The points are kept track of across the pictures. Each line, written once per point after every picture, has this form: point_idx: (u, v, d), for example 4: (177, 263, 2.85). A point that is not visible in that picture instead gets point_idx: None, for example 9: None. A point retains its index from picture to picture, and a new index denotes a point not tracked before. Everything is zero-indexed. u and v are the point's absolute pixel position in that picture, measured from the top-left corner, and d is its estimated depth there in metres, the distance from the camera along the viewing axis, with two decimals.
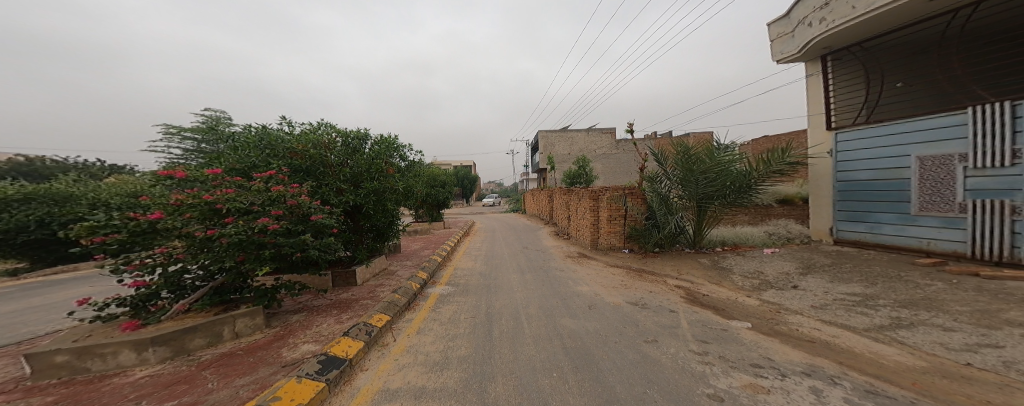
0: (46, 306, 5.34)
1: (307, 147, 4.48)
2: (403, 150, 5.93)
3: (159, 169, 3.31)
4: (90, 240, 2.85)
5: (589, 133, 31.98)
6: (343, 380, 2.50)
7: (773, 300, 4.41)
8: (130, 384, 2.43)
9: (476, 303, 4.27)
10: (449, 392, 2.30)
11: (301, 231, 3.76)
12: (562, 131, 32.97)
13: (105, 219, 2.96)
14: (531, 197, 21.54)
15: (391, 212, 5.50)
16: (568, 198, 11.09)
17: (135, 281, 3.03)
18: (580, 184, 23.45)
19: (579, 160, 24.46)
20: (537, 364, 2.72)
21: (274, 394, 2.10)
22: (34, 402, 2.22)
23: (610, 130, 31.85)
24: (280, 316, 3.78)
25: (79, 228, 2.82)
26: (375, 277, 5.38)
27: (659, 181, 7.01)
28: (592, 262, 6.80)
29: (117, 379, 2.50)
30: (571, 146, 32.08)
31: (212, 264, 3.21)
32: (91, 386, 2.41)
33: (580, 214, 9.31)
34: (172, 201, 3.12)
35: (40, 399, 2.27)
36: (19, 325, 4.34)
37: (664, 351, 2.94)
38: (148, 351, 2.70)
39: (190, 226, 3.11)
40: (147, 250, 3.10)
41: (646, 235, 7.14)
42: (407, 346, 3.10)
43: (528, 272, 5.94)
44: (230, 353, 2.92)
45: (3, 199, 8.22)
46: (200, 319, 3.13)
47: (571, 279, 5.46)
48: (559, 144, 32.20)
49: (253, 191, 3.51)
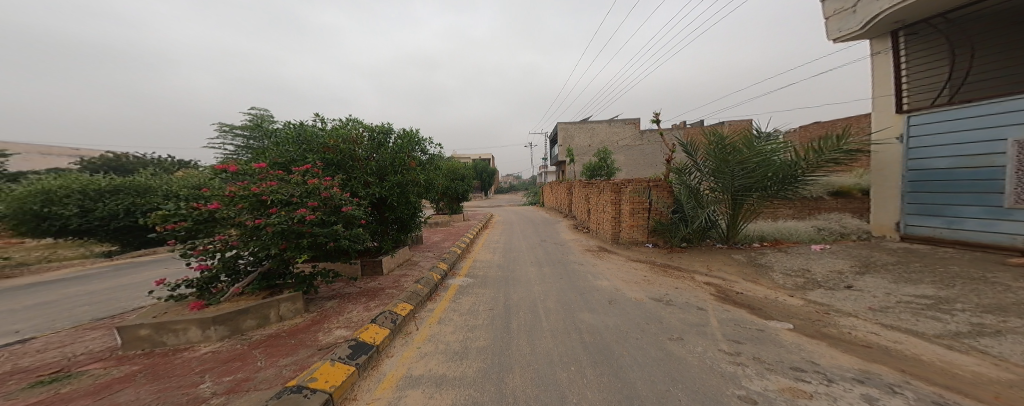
0: (131, 285, 6.18)
1: (338, 142, 4.74)
2: (424, 143, 6.07)
3: (216, 163, 3.70)
4: (163, 227, 3.28)
5: (612, 124, 30.92)
6: (371, 365, 2.68)
7: (821, 300, 4.08)
8: (196, 358, 2.78)
9: (494, 295, 4.36)
10: (469, 381, 2.40)
11: (334, 222, 4.03)
12: (583, 122, 32.16)
13: (175, 209, 3.39)
14: (551, 190, 21.22)
15: (413, 204, 5.68)
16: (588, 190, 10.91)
17: (200, 264, 3.43)
18: (600, 175, 22.87)
19: (601, 152, 23.10)
20: (555, 357, 2.76)
21: (311, 375, 2.30)
22: (124, 370, 2.60)
23: (635, 121, 30.59)
24: (317, 302, 4.10)
25: (155, 216, 3.27)
26: (399, 267, 5.63)
27: (688, 172, 6.70)
28: (613, 256, 6.65)
29: (186, 353, 2.87)
30: (593, 138, 31.28)
31: (260, 251, 3.53)
32: (166, 358, 2.79)
33: (600, 207, 9.09)
34: (227, 193, 3.47)
35: (128, 367, 2.66)
36: (111, 301, 5.07)
37: (690, 350, 2.84)
38: (210, 329, 3.07)
39: (242, 215, 3.45)
40: (208, 237, 3.49)
41: (673, 230, 6.84)
42: (429, 335, 3.25)
43: (546, 265, 5.94)
44: (276, 334, 3.23)
45: (97, 190, 9.56)
46: (251, 301, 3.48)
47: (591, 273, 5.40)
48: (581, 136, 31.42)
49: (292, 184, 3.82)
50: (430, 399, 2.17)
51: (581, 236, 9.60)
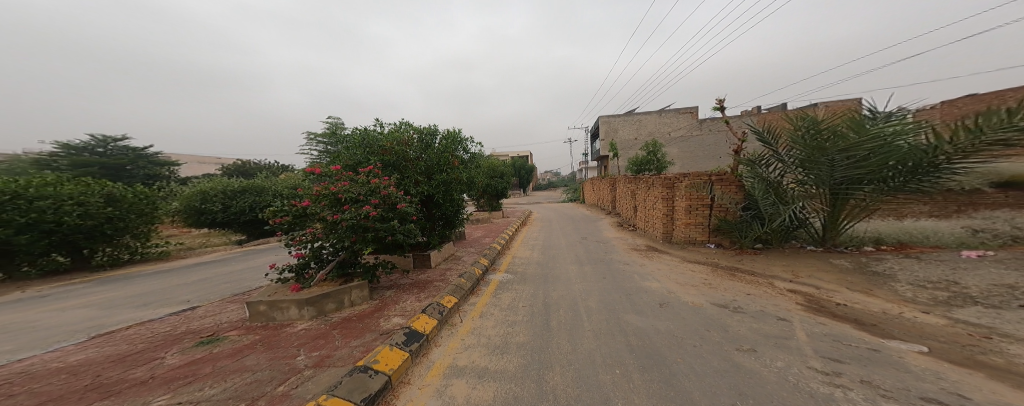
0: (250, 269, 7.60)
1: (394, 144, 5.16)
2: (467, 142, 6.31)
3: (305, 167, 4.36)
4: (274, 220, 4.01)
5: (661, 115, 28.25)
6: (421, 353, 2.89)
7: (968, 319, 3.16)
8: (295, 333, 3.30)
9: (534, 292, 4.34)
10: (510, 375, 2.43)
11: (391, 218, 4.40)
12: (627, 114, 30.04)
13: (281, 206, 4.11)
14: (592, 186, 20.18)
15: (457, 201, 5.92)
16: (634, 187, 10.25)
17: (298, 252, 4.08)
18: (647, 171, 21.05)
19: (650, 144, 21.22)
20: (598, 358, 2.64)
21: (374, 358, 2.56)
22: (248, 338, 3.21)
23: (693, 111, 27.52)
24: (379, 291, 4.53)
25: (269, 212, 4.00)
26: (445, 261, 5.93)
27: (765, 164, 5.91)
28: (665, 256, 6.09)
29: (288, 328, 3.42)
30: (638, 130, 28.93)
31: (337, 242, 4.03)
32: (276, 331, 3.36)
33: (648, 204, 8.44)
34: (313, 192, 4.05)
35: (251, 336, 3.27)
36: (238, 280, 6.31)
37: (767, 363, 2.47)
38: (304, 309, 3.62)
39: (324, 211, 3.98)
40: (302, 229, 4.12)
41: (744, 229, 6.05)
42: (472, 328, 3.36)
43: (588, 264, 5.72)
44: (349, 318, 3.66)
45: (232, 191, 11.96)
46: (329, 287, 3.98)
47: (638, 273, 5.02)
48: (627, 128, 29.42)
49: (360, 184, 4.28)
50: (473, 390, 2.26)
51: (628, 235, 8.98)
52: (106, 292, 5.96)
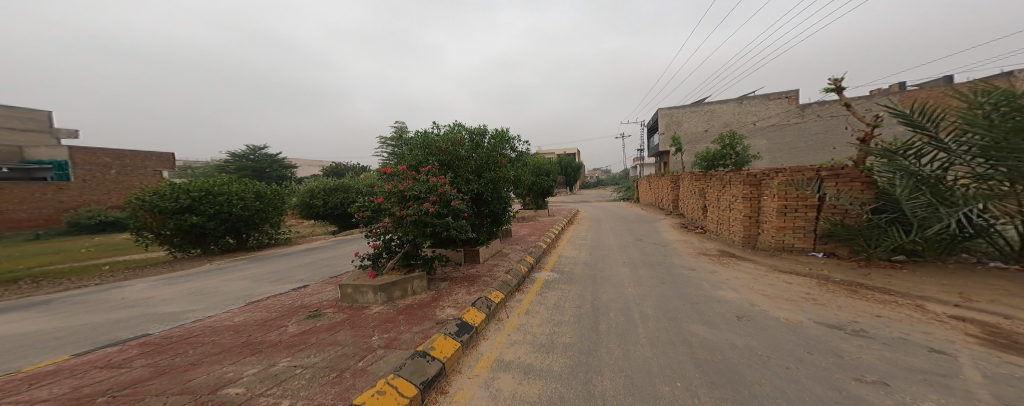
0: (337, 256, 8.77)
1: (448, 145, 5.41)
2: (513, 142, 6.42)
3: (381, 168, 4.90)
4: (360, 214, 4.64)
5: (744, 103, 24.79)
6: (470, 344, 2.99)
7: None
8: (371, 315, 3.69)
9: (582, 293, 4.17)
10: (557, 375, 2.37)
11: (446, 215, 4.64)
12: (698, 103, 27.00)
13: (363, 202, 4.69)
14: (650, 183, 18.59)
15: (504, 199, 6.03)
16: (704, 185, 9.21)
17: (375, 243, 4.59)
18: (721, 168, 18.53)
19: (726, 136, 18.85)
20: (655, 368, 2.41)
21: (431, 345, 2.71)
22: (338, 316, 3.68)
23: (785, 96, 23.52)
24: (436, 282, 4.81)
25: (354, 207, 4.60)
26: (491, 257, 6.05)
27: (921, 153, 4.76)
28: (740, 263, 5.33)
29: (366, 310, 3.84)
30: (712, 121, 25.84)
31: (403, 236, 4.41)
32: (358, 312, 3.80)
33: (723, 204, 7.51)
34: (386, 190, 4.52)
35: (340, 314, 3.75)
36: (329, 265, 7.31)
37: (894, 395, 1.92)
38: (378, 294, 4.03)
39: (393, 208, 4.41)
40: (376, 223, 4.63)
41: (877, 239, 4.78)
42: (518, 324, 3.37)
43: (644, 267, 5.30)
44: (411, 306, 3.96)
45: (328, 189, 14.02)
46: (396, 275, 4.35)
47: (706, 281, 4.48)
48: (693, 120, 26.59)
49: (421, 182, 4.61)
50: (519, 385, 2.26)
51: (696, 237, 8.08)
52: (249, 268, 7.48)
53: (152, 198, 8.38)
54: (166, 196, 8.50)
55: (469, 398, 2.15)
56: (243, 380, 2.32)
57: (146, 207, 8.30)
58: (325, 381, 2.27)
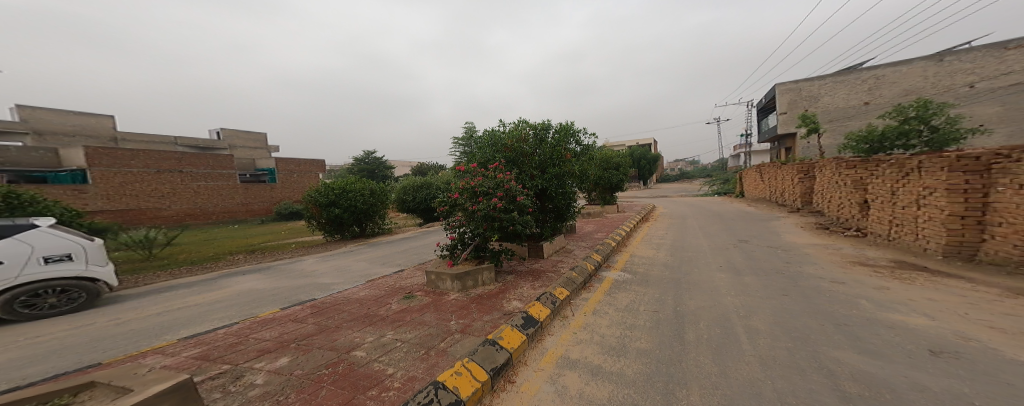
0: (421, 246, 9.68)
1: (513, 141, 5.50)
2: (579, 135, 6.25)
3: (455, 166, 5.20)
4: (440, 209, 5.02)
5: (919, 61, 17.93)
6: (536, 338, 3.00)
7: None
8: (449, 301, 3.98)
9: (658, 296, 3.84)
10: (628, 380, 2.23)
11: (512, 210, 4.74)
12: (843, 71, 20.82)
13: (440, 198, 5.06)
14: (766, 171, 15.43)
15: (569, 193, 5.92)
16: (863, 175, 7.11)
17: (451, 236, 4.92)
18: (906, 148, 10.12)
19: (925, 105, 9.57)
20: (751, 383, 2.09)
21: (498, 335, 2.79)
22: (426, 299, 4.06)
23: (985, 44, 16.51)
24: (502, 275, 4.95)
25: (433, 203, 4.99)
26: (556, 253, 5.97)
27: None
28: (870, 272, 4.24)
29: (446, 296, 4.15)
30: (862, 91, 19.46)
31: (473, 230, 4.63)
32: (440, 297, 4.14)
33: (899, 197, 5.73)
34: (458, 186, 4.79)
35: (427, 298, 4.12)
36: (414, 253, 8.14)
37: None
38: (457, 282, 4.31)
39: (464, 203, 4.64)
40: (451, 217, 4.95)
41: None
42: (584, 323, 3.28)
43: (733, 273, 4.61)
44: (481, 296, 4.15)
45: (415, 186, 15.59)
46: (470, 265, 4.61)
47: (820, 292, 3.69)
48: (840, 92, 20.24)
49: (489, 178, 4.76)
50: (586, 385, 2.18)
51: (820, 240, 6.58)
52: (360, 253, 8.78)
53: (316, 194, 10.68)
54: (322, 192, 10.69)
55: (536, 391, 2.16)
56: (363, 346, 2.71)
57: (314, 201, 10.68)
58: (416, 356, 2.50)
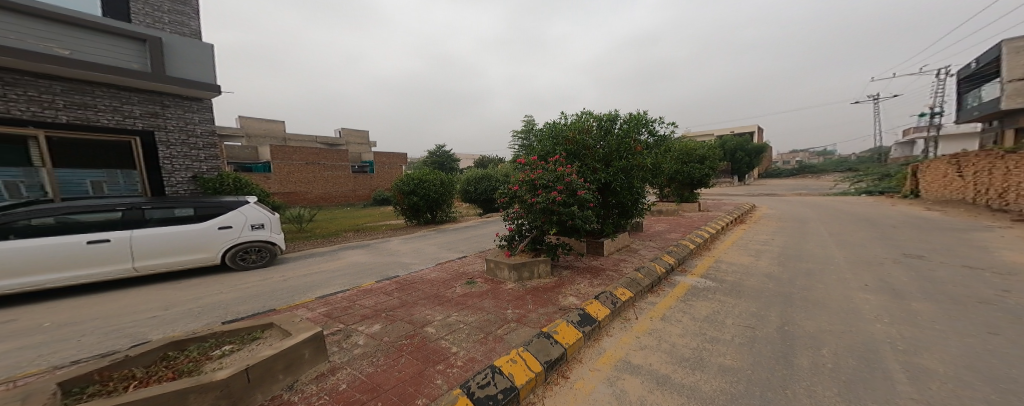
0: (485, 234, 10.04)
1: (575, 133, 5.34)
2: (652, 124, 5.78)
3: (515, 158, 5.23)
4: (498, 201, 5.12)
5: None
6: (593, 337, 2.91)
7: None
8: (506, 289, 4.08)
9: (739, 310, 3.43)
10: (697, 396, 2.03)
11: (572, 204, 4.63)
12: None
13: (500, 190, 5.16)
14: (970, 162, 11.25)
15: (636, 188, 5.56)
16: None
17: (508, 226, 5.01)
18: None
19: None
20: None
21: (554, 328, 2.77)
22: (484, 286, 4.23)
23: None
24: (560, 269, 4.89)
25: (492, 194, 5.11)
26: (619, 252, 5.69)
27: None
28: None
29: (503, 285, 4.27)
30: None
31: (531, 222, 4.64)
32: (496, 285, 4.27)
33: None
34: (518, 179, 4.83)
35: (484, 284, 4.30)
36: (478, 241, 8.50)
37: None
38: (512, 272, 4.40)
39: (524, 195, 4.66)
40: (510, 209, 5.02)
41: None
42: (648, 329, 3.08)
43: (841, 291, 3.89)
44: (539, 288, 4.16)
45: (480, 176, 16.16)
46: (526, 257, 4.65)
47: (967, 325, 2.91)
48: None
49: (550, 171, 4.70)
50: (649, 393, 2.05)
51: (999, 260, 5.00)
52: (434, 237, 9.44)
53: (404, 182, 11.66)
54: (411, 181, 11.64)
55: (591, 390, 2.11)
56: (433, 323, 2.92)
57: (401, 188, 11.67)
58: (477, 338, 2.61)
